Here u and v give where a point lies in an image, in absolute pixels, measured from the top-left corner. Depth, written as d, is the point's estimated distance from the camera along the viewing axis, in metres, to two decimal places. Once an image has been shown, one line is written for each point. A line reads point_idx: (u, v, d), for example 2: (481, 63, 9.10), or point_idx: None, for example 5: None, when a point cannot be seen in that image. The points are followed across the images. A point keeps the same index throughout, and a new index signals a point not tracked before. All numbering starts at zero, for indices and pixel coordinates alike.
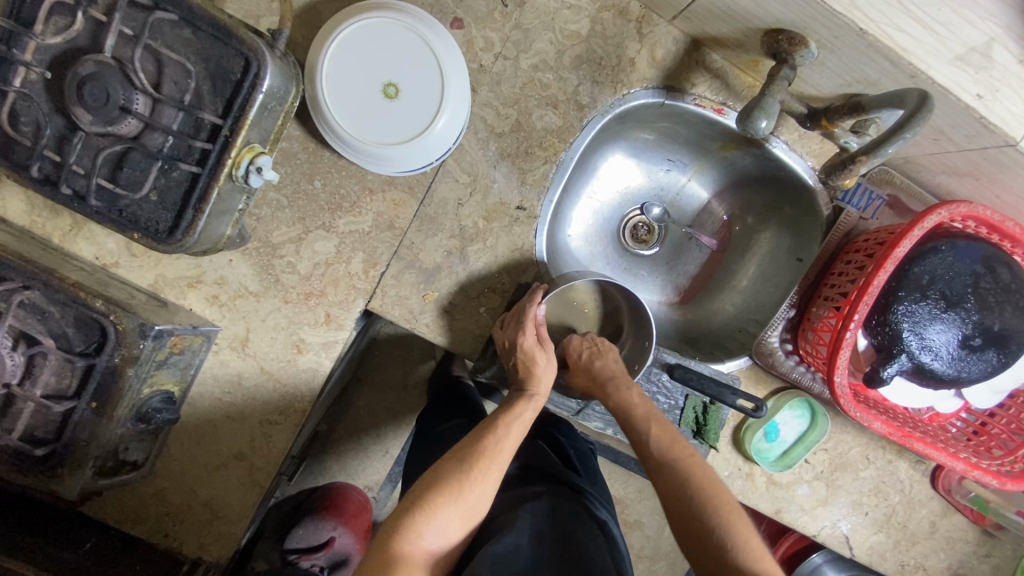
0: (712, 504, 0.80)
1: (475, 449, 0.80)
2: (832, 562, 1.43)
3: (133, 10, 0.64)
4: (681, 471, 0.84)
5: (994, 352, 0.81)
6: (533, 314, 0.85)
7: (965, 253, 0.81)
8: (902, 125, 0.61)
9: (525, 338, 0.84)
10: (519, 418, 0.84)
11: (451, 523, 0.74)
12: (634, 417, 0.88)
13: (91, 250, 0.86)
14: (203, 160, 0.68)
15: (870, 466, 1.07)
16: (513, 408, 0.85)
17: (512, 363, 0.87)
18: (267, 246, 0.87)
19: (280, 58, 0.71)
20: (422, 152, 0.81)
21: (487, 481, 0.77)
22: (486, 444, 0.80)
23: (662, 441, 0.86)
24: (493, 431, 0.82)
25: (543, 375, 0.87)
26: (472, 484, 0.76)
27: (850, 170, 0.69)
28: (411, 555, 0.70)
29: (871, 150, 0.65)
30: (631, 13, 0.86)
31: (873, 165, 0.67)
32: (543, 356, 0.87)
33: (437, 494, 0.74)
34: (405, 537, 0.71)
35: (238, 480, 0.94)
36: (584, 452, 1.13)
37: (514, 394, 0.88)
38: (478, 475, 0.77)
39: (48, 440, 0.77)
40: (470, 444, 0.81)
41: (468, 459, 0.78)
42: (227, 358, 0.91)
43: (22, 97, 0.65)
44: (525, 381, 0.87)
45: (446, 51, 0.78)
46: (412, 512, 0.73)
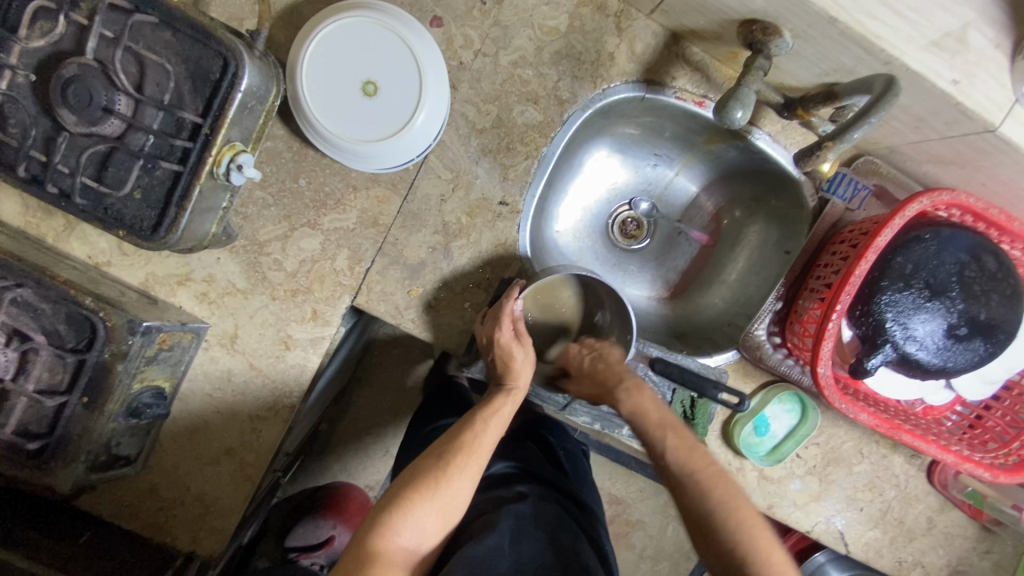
0: (734, 524, 0.75)
1: (452, 445, 0.80)
2: (834, 561, 1.41)
3: (114, 13, 0.66)
4: (703, 488, 0.78)
5: (980, 341, 0.80)
6: (510, 309, 0.86)
7: (951, 241, 0.80)
8: (867, 110, 0.61)
9: (501, 334, 0.85)
10: (497, 413, 0.84)
11: (430, 521, 0.75)
12: (644, 426, 0.85)
13: (83, 250, 0.88)
14: (185, 158, 0.69)
15: (864, 461, 1.06)
16: (491, 403, 0.86)
17: (489, 359, 0.88)
18: (254, 244, 0.89)
19: (259, 58, 0.73)
20: (402, 149, 0.82)
21: (465, 475, 0.78)
22: (464, 439, 0.81)
23: (680, 457, 0.81)
24: (470, 427, 0.83)
25: (522, 369, 0.87)
26: (449, 480, 0.77)
27: (818, 156, 0.69)
28: (389, 552, 0.71)
29: (837, 136, 0.65)
30: (610, 8, 0.86)
31: (840, 151, 0.67)
32: (521, 350, 0.87)
33: (415, 491, 0.75)
34: (382, 534, 0.71)
35: (230, 475, 0.96)
36: (574, 453, 1.14)
37: (492, 390, 0.88)
38: (455, 471, 0.77)
39: (42, 434, 0.79)
40: (448, 441, 0.81)
41: (445, 455, 0.79)
42: (217, 354, 0.92)
43: (9, 100, 0.67)
44: (503, 376, 0.87)
45: (425, 51, 0.79)
46: (390, 510, 0.73)
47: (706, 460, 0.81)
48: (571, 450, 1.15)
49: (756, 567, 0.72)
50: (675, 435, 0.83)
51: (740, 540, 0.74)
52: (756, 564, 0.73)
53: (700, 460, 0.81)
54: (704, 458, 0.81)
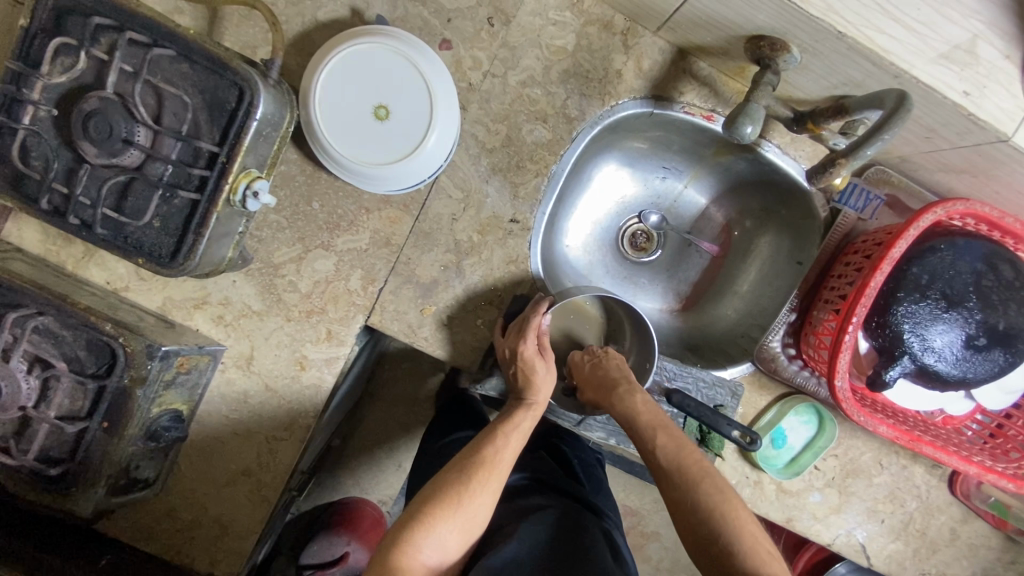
0: (730, 521, 0.75)
1: (474, 459, 0.80)
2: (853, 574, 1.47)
3: (133, 47, 0.68)
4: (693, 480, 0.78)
5: (1000, 351, 0.79)
6: (536, 323, 0.86)
7: (966, 251, 0.79)
8: (881, 124, 0.61)
9: (527, 347, 0.85)
10: (518, 428, 0.84)
11: (451, 537, 0.74)
12: (644, 431, 0.83)
13: (102, 276, 0.89)
14: (202, 186, 0.71)
15: (883, 472, 1.05)
16: (511, 418, 0.85)
17: (512, 372, 0.87)
18: (269, 267, 0.90)
19: (273, 86, 0.74)
20: (414, 170, 0.83)
21: (486, 491, 0.77)
22: (485, 454, 0.80)
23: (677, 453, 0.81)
24: (492, 442, 0.82)
25: (542, 384, 0.86)
26: (470, 496, 0.76)
27: (831, 172, 0.68)
28: (411, 569, 0.70)
29: (851, 151, 0.64)
30: (617, 26, 0.87)
31: (855, 167, 0.66)
32: (543, 364, 0.87)
33: (436, 506, 0.75)
34: (404, 551, 0.71)
35: (247, 496, 0.96)
36: (587, 461, 1.13)
37: (513, 405, 0.87)
38: (477, 487, 0.77)
39: (63, 459, 0.80)
40: (469, 456, 0.81)
41: (467, 470, 0.78)
42: (233, 376, 0.93)
43: (32, 134, 0.69)
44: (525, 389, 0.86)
45: (435, 74, 0.80)
46: (412, 525, 0.73)
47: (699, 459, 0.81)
48: (586, 461, 1.14)
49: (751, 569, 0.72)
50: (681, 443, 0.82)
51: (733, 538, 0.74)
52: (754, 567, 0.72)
53: (694, 458, 0.81)
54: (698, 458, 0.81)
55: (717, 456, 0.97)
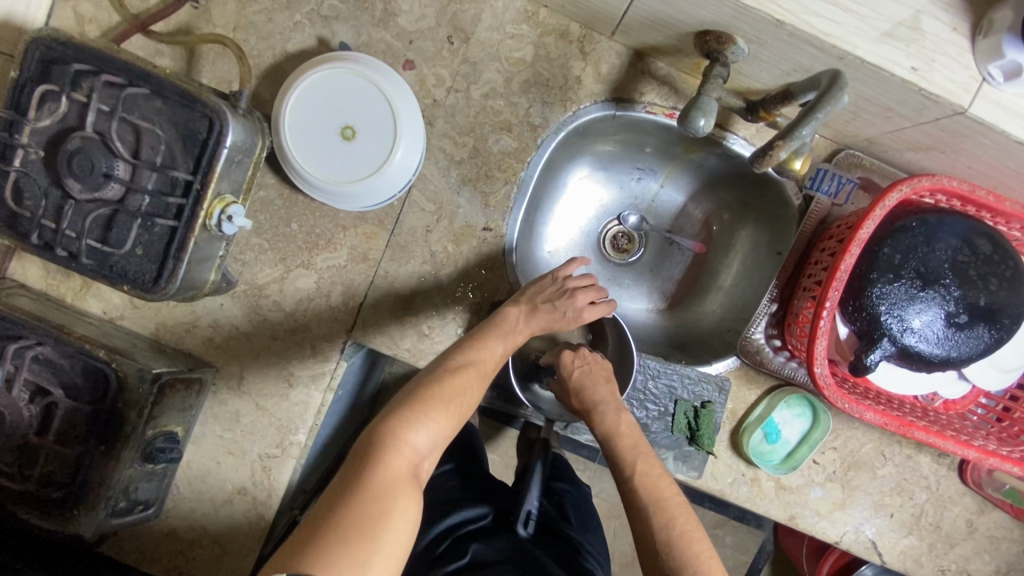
0: (690, 554, 0.73)
1: (463, 358, 0.79)
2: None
3: (109, 89, 0.73)
4: (665, 513, 0.77)
5: (984, 327, 0.76)
6: (604, 310, 0.88)
7: (940, 227, 0.77)
8: (813, 106, 0.60)
9: (589, 315, 0.87)
10: (508, 334, 0.84)
11: (441, 427, 0.74)
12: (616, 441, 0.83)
13: (99, 306, 0.93)
14: (179, 214, 0.75)
15: (887, 463, 1.02)
16: (500, 321, 0.84)
17: (545, 305, 0.85)
18: (253, 288, 0.93)
19: (242, 115, 0.78)
20: (384, 184, 0.86)
21: (475, 388, 0.78)
22: (475, 354, 0.80)
23: (649, 482, 0.80)
24: (480, 344, 0.81)
25: (558, 327, 0.86)
26: (460, 390, 0.76)
27: (768, 157, 0.66)
28: (404, 455, 0.69)
29: (787, 134, 0.63)
30: (573, 34, 0.90)
31: (791, 151, 0.65)
32: (575, 295, 0.86)
33: (428, 397, 0.73)
34: (396, 440, 0.69)
35: (244, 515, 0.98)
36: (581, 496, 1.09)
37: (512, 312, 0.85)
38: (466, 385, 0.77)
39: (65, 483, 0.84)
40: (458, 353, 0.80)
41: (458, 366, 0.78)
42: (226, 396, 0.96)
43: (23, 175, 0.74)
44: (540, 309, 0.85)
45: (397, 92, 0.84)
46: (403, 414, 0.71)
47: (671, 492, 0.79)
48: (580, 497, 1.10)
49: None
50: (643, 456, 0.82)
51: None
52: None
53: (665, 489, 0.79)
54: (672, 492, 0.79)
55: (710, 453, 0.97)
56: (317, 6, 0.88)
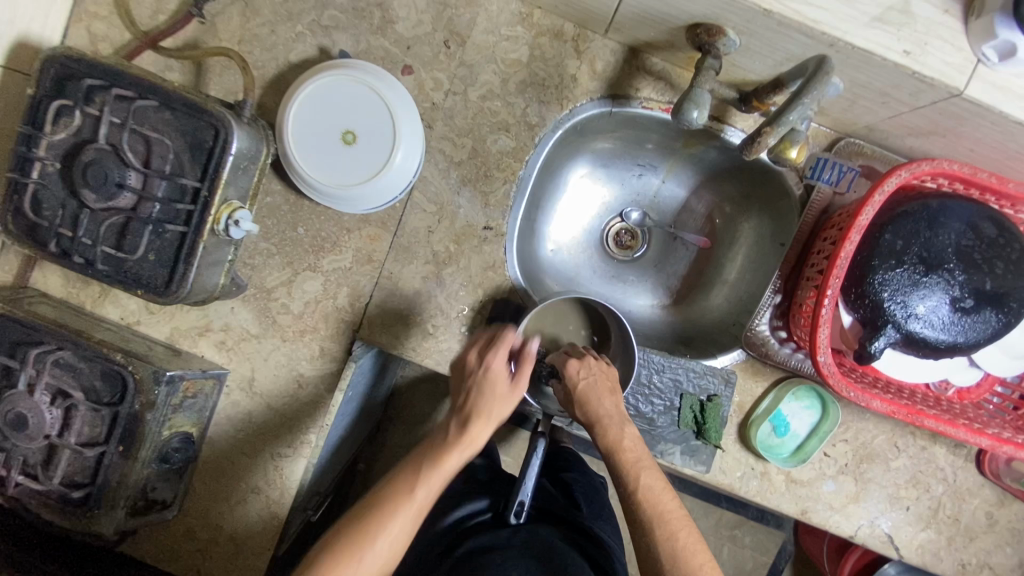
0: (691, 566, 0.73)
1: (408, 476, 0.75)
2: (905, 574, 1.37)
3: (120, 102, 0.76)
4: (668, 526, 0.75)
5: (991, 311, 0.75)
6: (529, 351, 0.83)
7: (941, 212, 0.76)
8: (800, 90, 0.61)
9: (502, 362, 0.81)
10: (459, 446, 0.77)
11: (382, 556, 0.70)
12: (618, 460, 0.79)
13: (117, 312, 0.97)
14: (188, 220, 0.78)
15: (901, 455, 1.00)
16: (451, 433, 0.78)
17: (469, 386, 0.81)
18: (263, 292, 0.96)
19: (247, 124, 0.81)
20: (385, 187, 0.88)
21: (419, 506, 0.73)
22: (420, 469, 0.75)
23: (652, 496, 0.77)
24: (426, 460, 0.76)
25: (500, 400, 0.79)
26: (402, 510, 0.72)
27: (758, 143, 0.67)
28: None
29: (775, 119, 0.64)
30: (567, 34, 0.91)
31: (780, 136, 0.66)
32: (497, 385, 0.80)
33: (364, 525, 0.71)
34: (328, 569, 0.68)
35: (258, 514, 1.00)
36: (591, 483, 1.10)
37: (444, 432, 0.78)
38: (407, 507, 0.72)
39: (85, 483, 0.87)
40: (405, 471, 0.76)
41: (400, 486, 0.74)
42: (238, 398, 0.99)
43: (41, 186, 0.78)
44: (468, 418, 0.78)
45: (395, 97, 0.86)
46: (338, 542, 0.70)
47: (674, 505, 0.77)
48: (590, 483, 1.11)
49: None
50: (646, 473, 0.78)
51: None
52: None
53: (667, 502, 0.77)
54: (675, 507, 0.77)
55: (718, 446, 0.97)
56: (318, 17, 0.91)
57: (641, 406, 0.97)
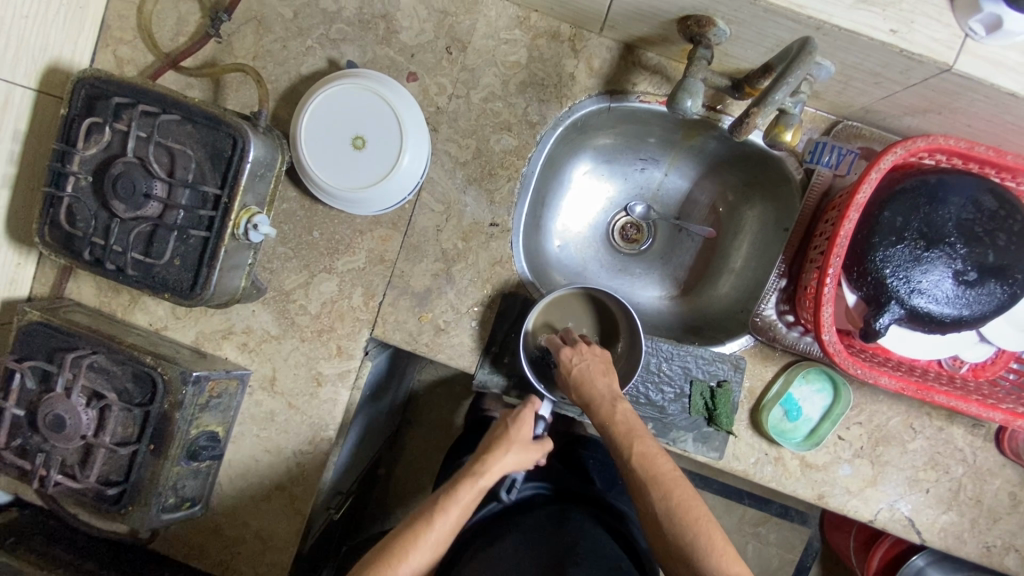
0: (688, 522, 0.76)
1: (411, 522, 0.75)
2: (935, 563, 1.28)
3: (145, 118, 0.81)
4: (663, 487, 0.78)
5: (995, 283, 0.75)
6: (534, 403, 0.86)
7: (940, 187, 0.77)
8: (782, 73, 0.65)
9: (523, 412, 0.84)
10: (464, 494, 0.76)
11: None
12: (612, 432, 0.81)
13: (146, 319, 1.02)
14: (210, 225, 0.82)
15: (918, 436, 0.99)
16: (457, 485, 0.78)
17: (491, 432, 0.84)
18: (282, 294, 1.00)
19: (262, 133, 0.86)
20: (394, 188, 0.92)
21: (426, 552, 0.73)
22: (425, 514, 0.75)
23: (646, 461, 0.79)
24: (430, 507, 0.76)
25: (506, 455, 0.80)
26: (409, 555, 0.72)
27: (746, 125, 0.71)
28: None
29: (760, 102, 0.68)
30: (564, 35, 0.95)
31: (768, 116, 0.70)
32: (522, 431, 0.83)
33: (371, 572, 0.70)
34: None
35: (282, 510, 1.04)
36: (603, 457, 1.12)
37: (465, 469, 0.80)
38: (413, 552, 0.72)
39: (120, 481, 0.92)
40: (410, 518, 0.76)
41: (403, 533, 0.74)
42: (261, 398, 1.03)
43: (74, 200, 0.83)
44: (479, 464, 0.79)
45: (401, 102, 0.90)
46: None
47: (669, 467, 0.79)
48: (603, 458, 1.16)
49: (695, 551, 0.75)
50: (641, 439, 0.80)
51: (693, 538, 0.75)
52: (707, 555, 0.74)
53: (661, 465, 0.79)
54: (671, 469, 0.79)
55: (731, 432, 0.97)
56: (326, 31, 0.96)
57: (650, 393, 0.98)
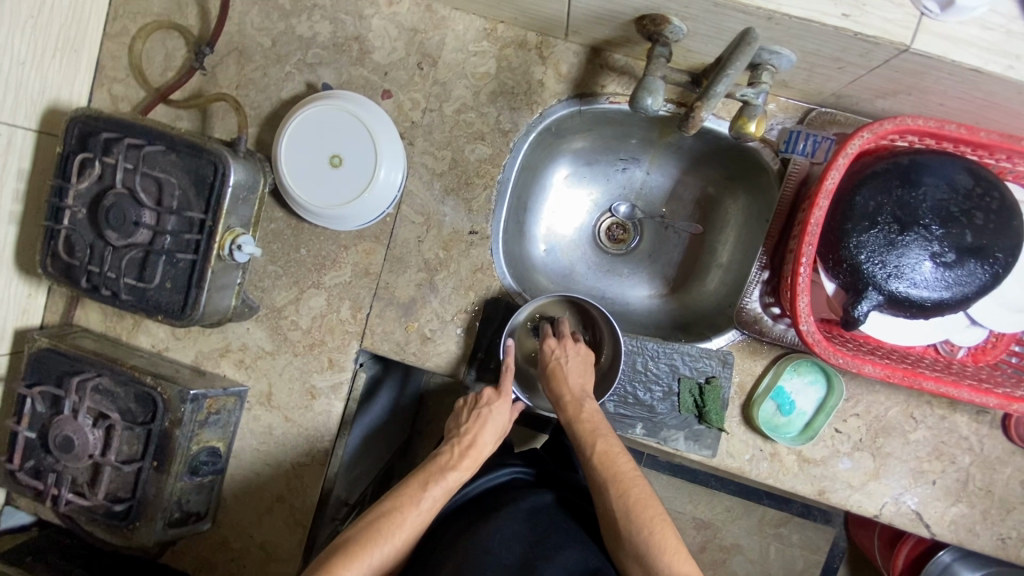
0: (644, 519, 0.80)
1: (403, 493, 0.83)
2: (962, 560, 1.20)
3: (132, 151, 0.86)
4: (622, 485, 0.83)
5: (975, 263, 0.73)
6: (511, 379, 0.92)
7: (912, 169, 0.76)
8: (724, 64, 0.69)
9: (504, 390, 0.91)
10: (449, 476, 0.85)
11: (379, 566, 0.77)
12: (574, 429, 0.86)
13: (148, 341, 1.07)
14: (197, 248, 0.86)
15: (920, 427, 0.96)
16: (443, 463, 0.87)
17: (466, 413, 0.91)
18: (274, 311, 1.04)
19: (243, 157, 0.89)
20: (373, 203, 0.95)
21: (416, 522, 0.81)
22: (415, 488, 0.84)
23: (609, 459, 0.84)
24: (418, 483, 0.84)
25: (485, 442, 0.88)
26: (403, 521, 0.80)
27: (693, 118, 0.75)
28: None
29: (705, 94, 0.72)
30: (530, 43, 0.96)
31: (712, 108, 0.73)
32: (501, 420, 0.90)
33: (370, 534, 0.77)
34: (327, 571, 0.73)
35: (284, 522, 1.06)
36: None
37: (449, 451, 0.88)
38: (406, 520, 0.80)
39: (126, 498, 0.96)
40: (400, 490, 0.84)
41: (396, 502, 0.82)
42: (259, 412, 1.06)
43: (72, 231, 0.88)
44: (466, 447, 0.87)
45: (374, 119, 0.93)
46: (344, 551, 0.75)
47: (628, 467, 0.84)
48: None
49: (648, 549, 0.78)
50: (604, 438, 0.85)
51: (646, 535, 0.79)
52: (657, 555, 0.77)
53: (622, 465, 0.84)
54: (630, 469, 0.84)
55: (721, 429, 0.96)
56: (303, 56, 1.00)
57: (638, 393, 0.98)
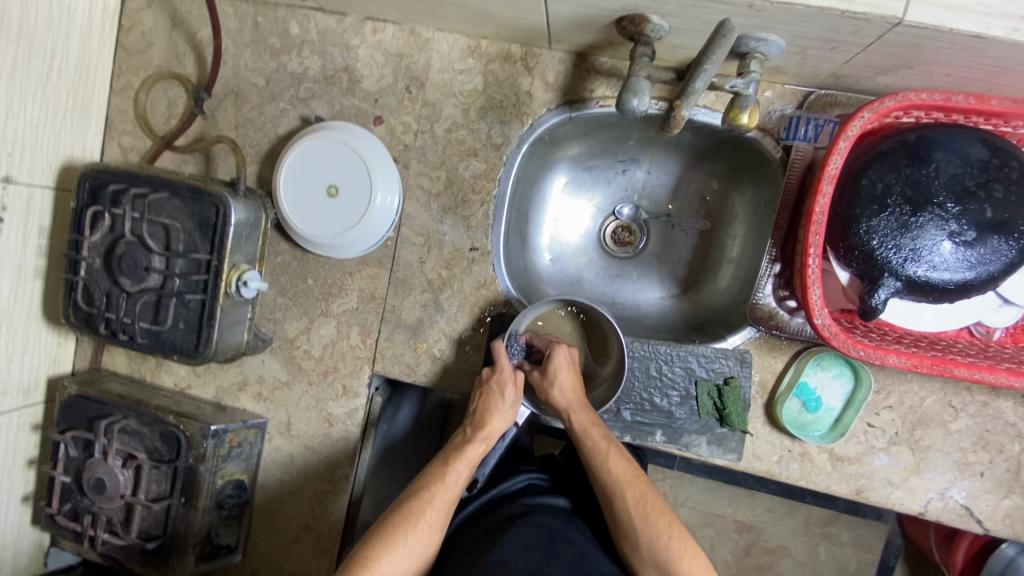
0: (662, 528, 0.80)
1: (431, 472, 0.86)
2: None
3: (139, 199, 0.89)
4: (638, 496, 0.82)
5: (999, 239, 0.69)
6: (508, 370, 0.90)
7: (920, 146, 0.71)
8: (699, 61, 0.68)
9: (505, 373, 0.90)
10: (470, 454, 0.87)
11: (416, 543, 0.80)
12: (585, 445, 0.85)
13: (171, 380, 1.10)
14: (205, 288, 0.89)
15: (960, 416, 0.90)
16: (466, 441, 0.89)
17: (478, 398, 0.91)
18: (287, 342, 1.05)
19: (243, 196, 0.92)
20: (372, 228, 0.96)
21: (446, 494, 0.84)
22: (442, 466, 0.86)
23: (621, 471, 0.84)
24: (443, 463, 0.87)
25: (498, 416, 0.88)
26: (434, 494, 0.83)
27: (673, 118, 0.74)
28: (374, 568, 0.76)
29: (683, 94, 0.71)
30: (515, 55, 0.96)
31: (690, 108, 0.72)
32: (509, 396, 0.90)
33: (399, 514, 0.80)
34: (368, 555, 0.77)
35: (312, 550, 1.07)
36: None
37: (465, 430, 0.91)
38: (435, 495, 0.83)
39: (158, 535, 0.98)
40: (429, 470, 0.86)
41: (426, 481, 0.85)
42: (280, 443, 1.07)
43: (89, 281, 0.92)
44: (480, 420, 0.89)
45: (367, 146, 0.94)
46: (382, 534, 0.79)
47: (633, 471, 0.84)
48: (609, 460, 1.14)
49: (668, 559, 0.78)
50: (617, 452, 0.85)
51: (665, 545, 0.79)
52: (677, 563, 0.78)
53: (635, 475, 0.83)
54: (633, 473, 0.84)
55: (745, 431, 0.92)
56: (296, 91, 1.02)
57: (653, 398, 0.95)
